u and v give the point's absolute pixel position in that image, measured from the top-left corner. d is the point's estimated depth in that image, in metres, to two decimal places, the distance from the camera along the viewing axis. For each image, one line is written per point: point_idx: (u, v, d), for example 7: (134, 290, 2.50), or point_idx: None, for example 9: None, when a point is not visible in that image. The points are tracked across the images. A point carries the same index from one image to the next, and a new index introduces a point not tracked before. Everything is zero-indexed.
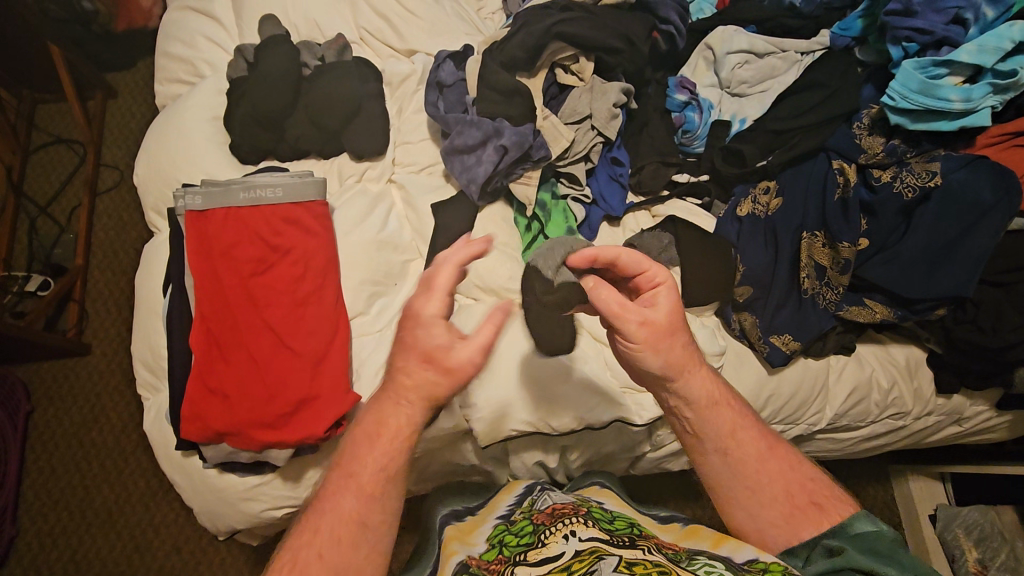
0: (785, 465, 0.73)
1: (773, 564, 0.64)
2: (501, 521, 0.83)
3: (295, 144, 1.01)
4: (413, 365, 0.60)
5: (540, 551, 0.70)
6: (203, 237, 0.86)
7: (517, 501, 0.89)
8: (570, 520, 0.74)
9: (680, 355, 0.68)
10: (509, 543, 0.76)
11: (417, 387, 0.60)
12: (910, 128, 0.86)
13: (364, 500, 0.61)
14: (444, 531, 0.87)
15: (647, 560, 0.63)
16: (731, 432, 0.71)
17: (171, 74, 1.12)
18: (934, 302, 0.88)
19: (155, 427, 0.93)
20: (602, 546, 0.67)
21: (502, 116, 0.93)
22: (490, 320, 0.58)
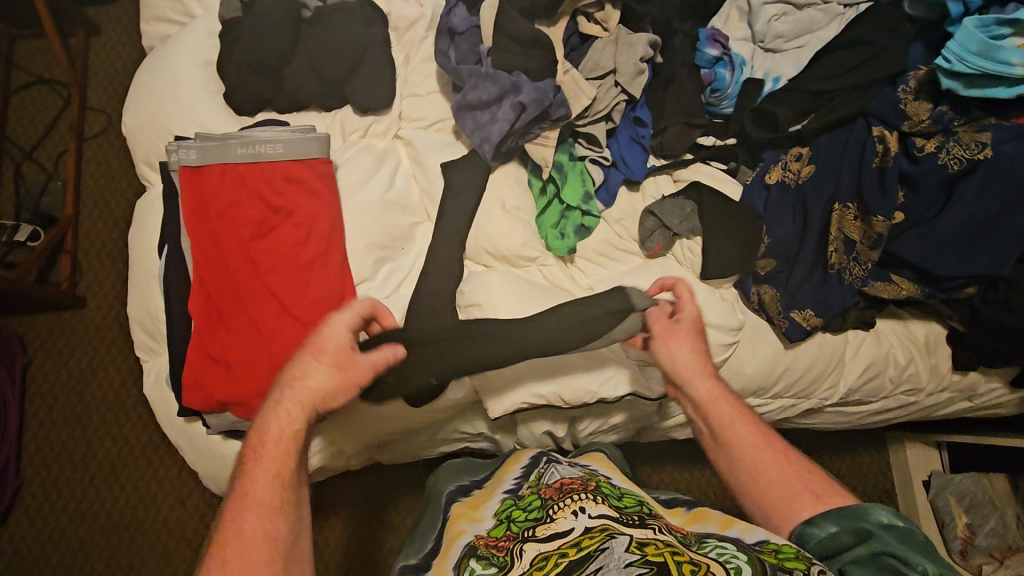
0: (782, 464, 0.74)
1: (785, 546, 0.64)
2: (508, 495, 0.83)
3: (295, 95, 0.93)
4: (318, 368, 0.69)
5: (548, 526, 0.70)
6: (199, 197, 0.80)
7: (523, 471, 0.88)
8: (578, 496, 0.74)
9: (689, 356, 0.80)
10: (517, 518, 0.75)
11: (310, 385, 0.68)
12: (964, 93, 0.79)
13: (269, 513, 0.63)
14: (451, 509, 0.86)
15: (658, 540, 0.63)
16: (729, 425, 0.77)
17: (157, 11, 1.03)
18: (965, 280, 0.85)
19: (155, 392, 0.90)
20: (613, 524, 0.67)
21: (520, 69, 0.86)
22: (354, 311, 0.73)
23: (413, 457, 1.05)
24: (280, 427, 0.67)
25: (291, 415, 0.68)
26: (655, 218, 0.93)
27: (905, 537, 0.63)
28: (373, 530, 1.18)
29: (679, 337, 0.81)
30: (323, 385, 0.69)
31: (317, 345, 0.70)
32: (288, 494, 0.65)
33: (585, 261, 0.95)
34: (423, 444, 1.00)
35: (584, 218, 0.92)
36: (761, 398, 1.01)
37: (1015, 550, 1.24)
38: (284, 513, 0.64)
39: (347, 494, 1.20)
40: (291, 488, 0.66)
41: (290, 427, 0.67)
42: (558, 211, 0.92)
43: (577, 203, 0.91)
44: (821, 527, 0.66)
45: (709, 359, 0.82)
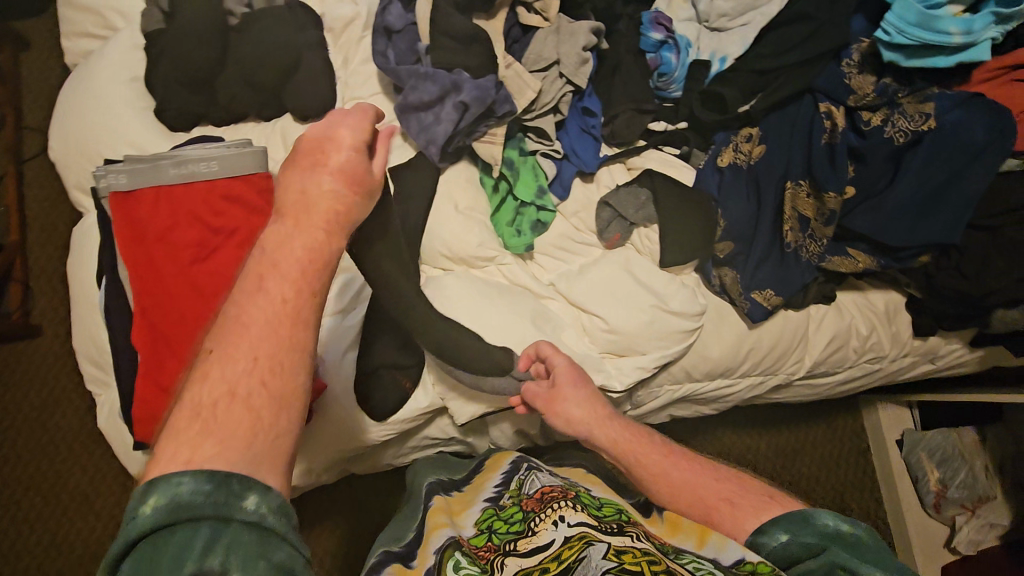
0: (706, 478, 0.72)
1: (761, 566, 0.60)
2: (489, 504, 0.81)
3: (229, 106, 0.89)
4: (329, 182, 0.51)
5: (530, 539, 0.69)
6: (131, 223, 0.76)
7: (505, 477, 0.87)
8: (559, 505, 0.73)
9: (579, 412, 0.79)
10: (499, 530, 0.74)
11: (327, 207, 0.51)
12: (904, 65, 0.79)
13: (287, 331, 0.46)
14: (432, 499, 0.85)
15: (636, 547, 0.63)
16: (635, 457, 0.75)
17: (77, 26, 0.97)
18: (917, 249, 0.86)
19: (111, 426, 0.87)
20: (592, 532, 0.67)
21: (460, 66, 0.83)
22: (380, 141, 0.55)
23: (388, 467, 1.03)
24: (302, 253, 0.49)
25: (313, 227, 0.50)
26: (612, 208, 0.92)
27: (849, 543, 0.60)
28: (355, 538, 1.17)
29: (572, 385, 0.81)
30: (343, 193, 0.51)
31: (319, 156, 0.52)
32: (311, 309, 0.48)
33: (544, 256, 0.94)
34: (395, 453, 0.98)
35: (540, 213, 0.91)
36: (729, 378, 1.01)
37: (986, 499, 1.28)
38: (307, 329, 0.47)
39: (327, 505, 1.18)
40: (314, 305, 0.48)
41: (317, 254, 0.49)
42: (512, 209, 0.91)
43: (531, 199, 0.90)
44: (771, 536, 0.64)
45: (603, 402, 0.81)
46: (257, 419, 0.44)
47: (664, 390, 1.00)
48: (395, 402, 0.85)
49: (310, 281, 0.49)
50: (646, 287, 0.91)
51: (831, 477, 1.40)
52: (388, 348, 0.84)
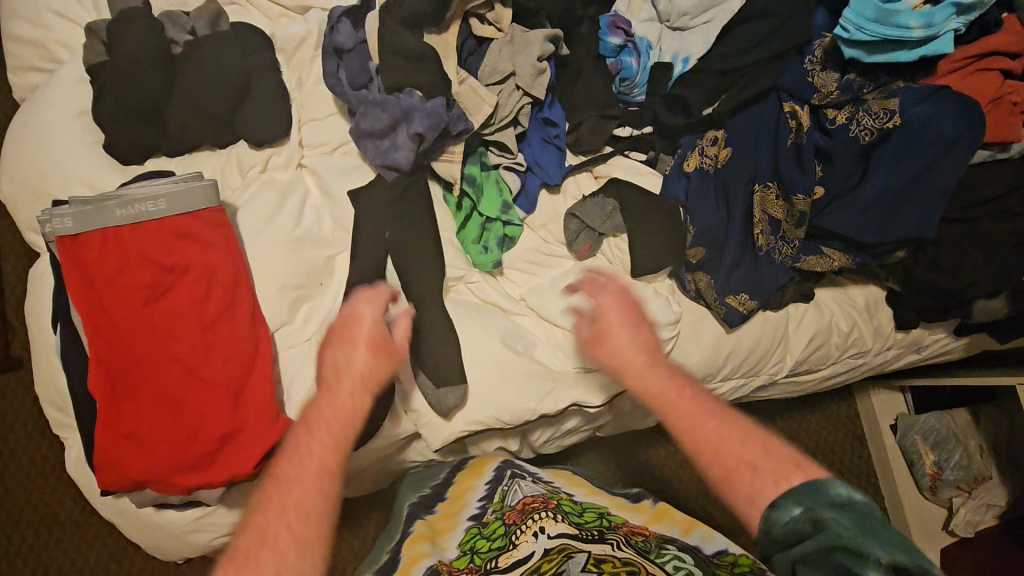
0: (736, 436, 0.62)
1: (742, 558, 0.66)
2: (472, 523, 0.79)
3: (180, 138, 0.87)
4: (358, 352, 0.68)
5: (510, 553, 0.69)
6: (81, 268, 0.74)
7: (488, 490, 0.84)
8: (540, 516, 0.73)
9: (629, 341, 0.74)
10: (481, 548, 0.73)
11: (350, 367, 0.67)
12: (867, 61, 0.76)
13: (317, 476, 0.58)
14: (412, 527, 0.83)
15: (615, 557, 0.63)
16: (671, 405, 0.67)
17: (22, 60, 0.95)
18: (892, 245, 0.84)
19: (79, 470, 0.86)
20: (571, 543, 0.67)
21: (411, 85, 0.80)
22: (402, 319, 0.74)
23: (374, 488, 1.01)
24: (335, 403, 0.64)
25: (347, 394, 0.65)
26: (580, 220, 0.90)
27: (858, 514, 0.54)
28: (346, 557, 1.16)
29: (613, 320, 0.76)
30: (373, 373, 0.67)
31: (348, 337, 0.69)
32: (335, 460, 0.60)
33: (513, 271, 0.92)
34: (376, 476, 0.97)
35: (506, 228, 0.90)
36: (712, 382, 0.99)
37: (980, 480, 1.26)
38: (335, 480, 0.59)
39: None
40: (341, 460, 0.61)
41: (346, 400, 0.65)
42: (478, 224, 0.89)
43: (496, 214, 0.88)
44: (782, 510, 0.56)
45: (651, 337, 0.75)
46: (293, 524, 0.54)
47: None
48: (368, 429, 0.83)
49: (338, 414, 0.63)
50: None
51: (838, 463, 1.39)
52: None
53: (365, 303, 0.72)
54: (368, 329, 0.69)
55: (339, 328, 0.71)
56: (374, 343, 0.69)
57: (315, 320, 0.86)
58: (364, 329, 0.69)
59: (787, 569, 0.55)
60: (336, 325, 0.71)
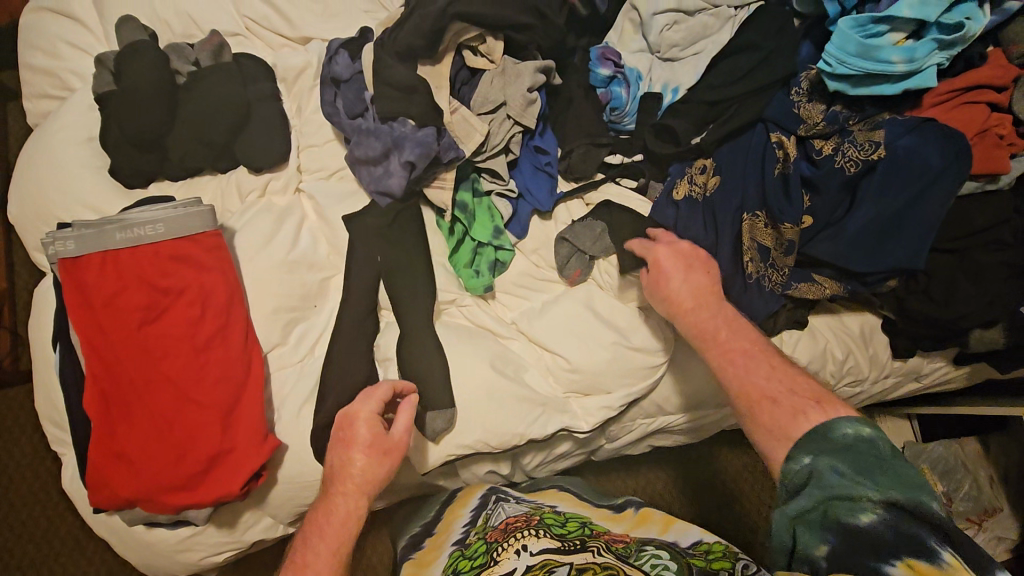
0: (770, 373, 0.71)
1: (715, 545, 0.75)
2: (456, 547, 0.81)
3: (182, 164, 0.90)
4: (357, 457, 0.74)
5: (492, 569, 0.71)
6: (80, 290, 0.77)
7: (472, 515, 0.86)
8: (522, 534, 0.75)
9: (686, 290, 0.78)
10: (463, 568, 0.75)
11: (355, 476, 0.74)
12: (851, 94, 0.77)
13: None
14: (402, 570, 0.84)
15: (596, 564, 0.67)
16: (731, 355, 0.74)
17: (37, 88, 0.99)
18: (885, 274, 0.83)
19: (74, 488, 0.87)
20: (553, 558, 0.69)
21: (403, 115, 0.82)
22: (404, 412, 0.76)
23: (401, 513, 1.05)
24: (338, 513, 0.73)
25: (349, 497, 0.74)
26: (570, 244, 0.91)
27: (855, 456, 0.60)
28: None
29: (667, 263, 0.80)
30: (375, 473, 0.74)
31: (349, 438, 0.75)
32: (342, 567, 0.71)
33: (505, 295, 0.93)
34: None
35: (498, 253, 0.91)
36: (706, 409, 0.99)
37: (993, 511, 1.24)
38: None
39: None
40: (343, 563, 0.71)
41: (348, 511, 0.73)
42: (470, 249, 0.90)
43: (488, 239, 0.89)
44: (796, 461, 0.63)
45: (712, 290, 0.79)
46: None
47: (638, 423, 0.99)
48: None
49: (340, 530, 0.73)
50: (608, 323, 0.89)
51: None
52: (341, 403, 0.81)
53: (364, 404, 0.76)
54: (367, 432, 0.75)
55: (340, 426, 0.76)
56: (377, 433, 0.75)
57: (307, 341, 0.88)
58: (364, 433, 0.75)
59: (785, 524, 0.62)
60: (336, 422, 0.77)
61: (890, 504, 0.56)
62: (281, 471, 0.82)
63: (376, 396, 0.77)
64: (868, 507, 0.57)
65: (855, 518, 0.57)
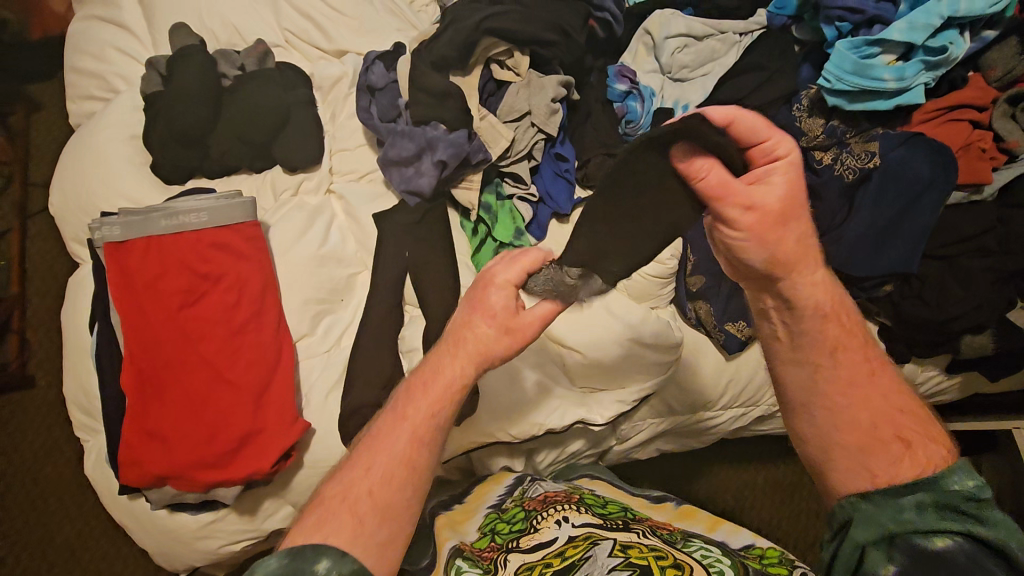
0: (875, 391, 0.62)
1: (770, 551, 0.71)
2: (492, 509, 0.83)
3: (221, 160, 0.95)
4: (484, 325, 0.63)
5: (533, 536, 0.73)
6: (123, 273, 0.80)
7: (508, 489, 0.88)
8: (562, 506, 0.77)
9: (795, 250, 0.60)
10: (501, 530, 0.77)
11: (474, 340, 0.63)
12: (848, 108, 0.86)
13: (412, 446, 0.61)
14: (435, 520, 0.86)
15: (642, 544, 0.66)
16: (833, 348, 0.63)
17: (84, 91, 1.04)
18: (881, 278, 0.89)
19: (97, 472, 0.89)
20: (595, 531, 0.70)
21: (436, 119, 0.89)
22: (547, 302, 0.65)
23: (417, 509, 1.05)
24: (447, 382, 0.63)
25: (460, 364, 0.63)
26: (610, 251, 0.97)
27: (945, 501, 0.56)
28: None
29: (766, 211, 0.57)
30: (493, 347, 0.63)
31: (484, 305, 0.64)
32: (421, 459, 0.61)
33: None
34: None
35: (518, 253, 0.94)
36: (714, 411, 1.02)
37: None
38: (426, 452, 0.61)
39: None
40: (431, 442, 0.62)
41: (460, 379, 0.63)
42: (492, 249, 0.94)
43: (508, 240, 0.93)
44: (870, 500, 0.58)
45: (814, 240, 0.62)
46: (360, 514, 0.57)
47: (649, 424, 1.01)
48: None
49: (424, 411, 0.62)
50: (623, 321, 0.92)
51: None
52: (369, 391, 0.84)
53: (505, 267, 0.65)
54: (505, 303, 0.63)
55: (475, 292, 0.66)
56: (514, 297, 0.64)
57: (333, 333, 0.91)
58: (499, 299, 0.63)
59: (853, 553, 0.57)
60: (470, 299, 0.65)
61: (979, 541, 0.53)
62: (307, 455, 0.85)
63: (518, 262, 0.65)
64: (950, 542, 0.54)
65: (931, 543, 0.54)
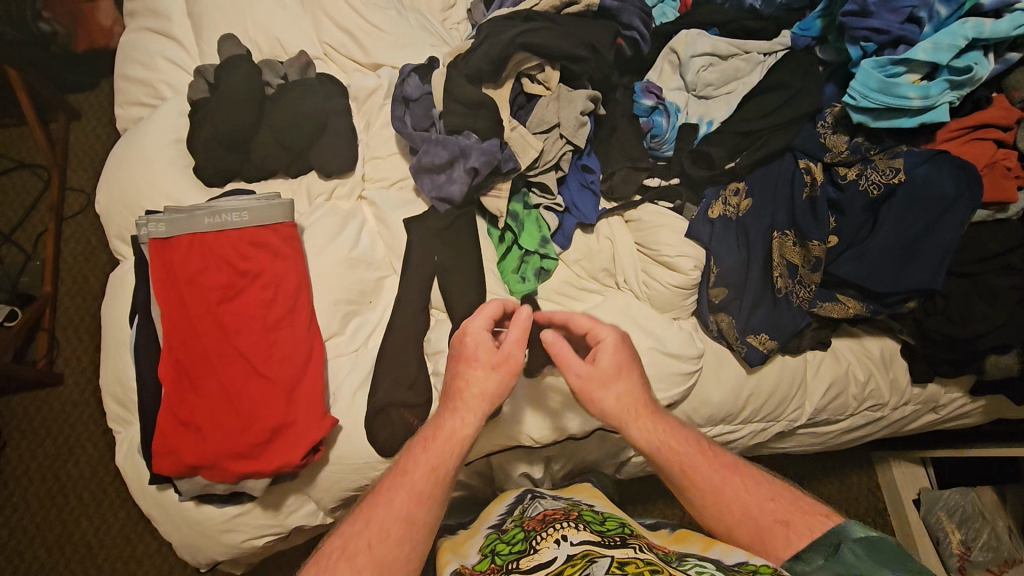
0: (746, 495, 0.73)
1: (763, 567, 0.64)
2: (492, 530, 0.83)
3: (261, 165, 0.99)
4: (478, 367, 0.74)
5: (532, 557, 0.71)
6: (167, 268, 0.84)
7: (509, 509, 0.88)
8: (561, 526, 0.75)
9: (615, 405, 0.75)
10: (501, 551, 0.76)
11: (473, 388, 0.73)
12: (873, 126, 0.87)
13: (415, 501, 0.68)
14: (438, 543, 0.86)
15: (639, 559, 0.65)
16: (683, 465, 0.75)
17: (132, 97, 1.10)
18: (905, 295, 0.90)
19: (127, 461, 0.91)
20: (594, 548, 0.68)
21: (468, 129, 0.92)
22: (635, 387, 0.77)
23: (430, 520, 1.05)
24: (451, 431, 0.72)
25: (461, 416, 0.73)
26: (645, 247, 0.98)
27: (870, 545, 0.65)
28: None
29: (600, 381, 0.75)
30: (488, 387, 0.73)
31: (468, 355, 0.74)
32: (422, 514, 0.68)
33: (547, 302, 0.97)
34: None
35: (543, 261, 0.97)
36: (732, 424, 1.00)
37: (1012, 562, 1.21)
38: (427, 505, 0.69)
39: None
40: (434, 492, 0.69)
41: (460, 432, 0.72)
42: (517, 256, 0.96)
43: (534, 248, 0.95)
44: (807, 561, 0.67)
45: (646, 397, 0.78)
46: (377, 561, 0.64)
47: None
48: (404, 438, 0.85)
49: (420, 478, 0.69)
50: (644, 329, 0.94)
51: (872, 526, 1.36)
52: (396, 389, 0.86)
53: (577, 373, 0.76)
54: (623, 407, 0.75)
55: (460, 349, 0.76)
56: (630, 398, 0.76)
57: (361, 333, 0.93)
58: (481, 342, 0.75)
59: None
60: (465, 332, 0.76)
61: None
62: (333, 451, 0.86)
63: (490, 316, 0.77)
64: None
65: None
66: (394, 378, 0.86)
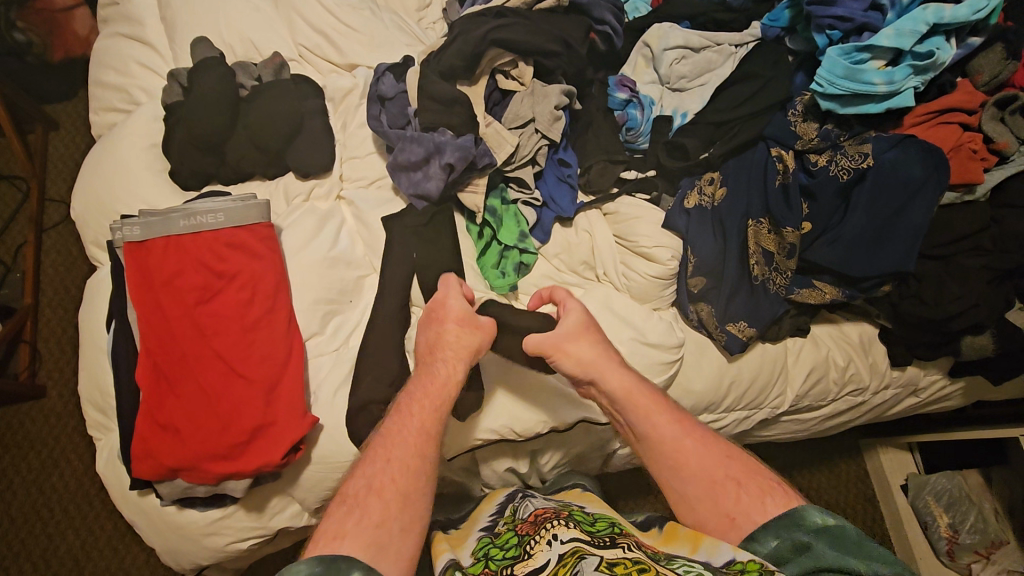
0: (723, 470, 0.75)
1: (749, 563, 0.64)
2: (485, 534, 0.81)
3: (237, 167, 0.99)
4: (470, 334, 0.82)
5: (526, 563, 0.70)
6: (142, 272, 0.83)
7: (499, 509, 0.87)
8: (553, 524, 0.75)
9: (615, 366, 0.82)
10: (495, 556, 0.74)
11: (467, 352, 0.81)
12: (840, 112, 0.89)
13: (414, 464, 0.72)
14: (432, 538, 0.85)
15: (627, 559, 0.65)
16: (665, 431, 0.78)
17: (107, 102, 1.09)
18: (879, 279, 0.91)
19: (108, 469, 0.90)
20: (583, 546, 0.68)
21: (443, 125, 0.92)
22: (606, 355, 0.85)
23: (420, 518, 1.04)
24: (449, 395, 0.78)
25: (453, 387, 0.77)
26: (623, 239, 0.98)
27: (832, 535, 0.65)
28: None
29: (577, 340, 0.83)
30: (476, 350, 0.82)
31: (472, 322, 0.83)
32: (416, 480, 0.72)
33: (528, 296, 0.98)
34: None
35: (522, 255, 0.97)
36: (715, 413, 1.01)
37: (999, 544, 1.19)
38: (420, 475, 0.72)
39: None
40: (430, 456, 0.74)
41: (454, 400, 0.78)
42: (497, 252, 0.97)
43: (513, 242, 0.96)
44: (762, 544, 0.68)
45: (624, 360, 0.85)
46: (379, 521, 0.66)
47: None
48: None
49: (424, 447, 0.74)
50: (624, 320, 0.95)
51: (861, 514, 1.37)
52: (377, 387, 0.86)
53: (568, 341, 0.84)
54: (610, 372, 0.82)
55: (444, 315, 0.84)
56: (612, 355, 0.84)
57: (342, 332, 0.93)
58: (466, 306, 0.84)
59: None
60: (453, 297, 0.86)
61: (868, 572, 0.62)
62: (316, 450, 0.86)
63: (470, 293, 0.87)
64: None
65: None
66: (375, 374, 0.86)
